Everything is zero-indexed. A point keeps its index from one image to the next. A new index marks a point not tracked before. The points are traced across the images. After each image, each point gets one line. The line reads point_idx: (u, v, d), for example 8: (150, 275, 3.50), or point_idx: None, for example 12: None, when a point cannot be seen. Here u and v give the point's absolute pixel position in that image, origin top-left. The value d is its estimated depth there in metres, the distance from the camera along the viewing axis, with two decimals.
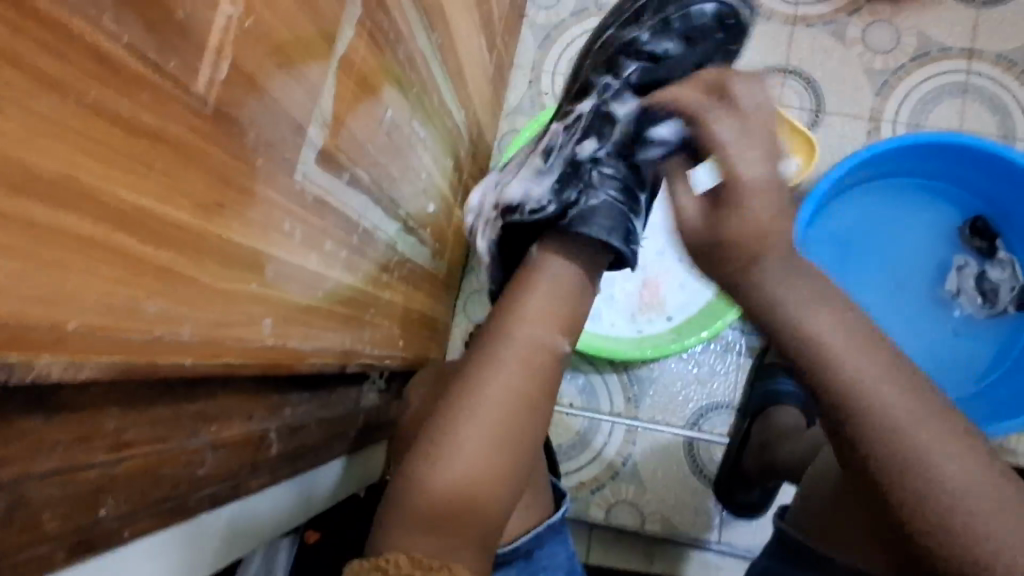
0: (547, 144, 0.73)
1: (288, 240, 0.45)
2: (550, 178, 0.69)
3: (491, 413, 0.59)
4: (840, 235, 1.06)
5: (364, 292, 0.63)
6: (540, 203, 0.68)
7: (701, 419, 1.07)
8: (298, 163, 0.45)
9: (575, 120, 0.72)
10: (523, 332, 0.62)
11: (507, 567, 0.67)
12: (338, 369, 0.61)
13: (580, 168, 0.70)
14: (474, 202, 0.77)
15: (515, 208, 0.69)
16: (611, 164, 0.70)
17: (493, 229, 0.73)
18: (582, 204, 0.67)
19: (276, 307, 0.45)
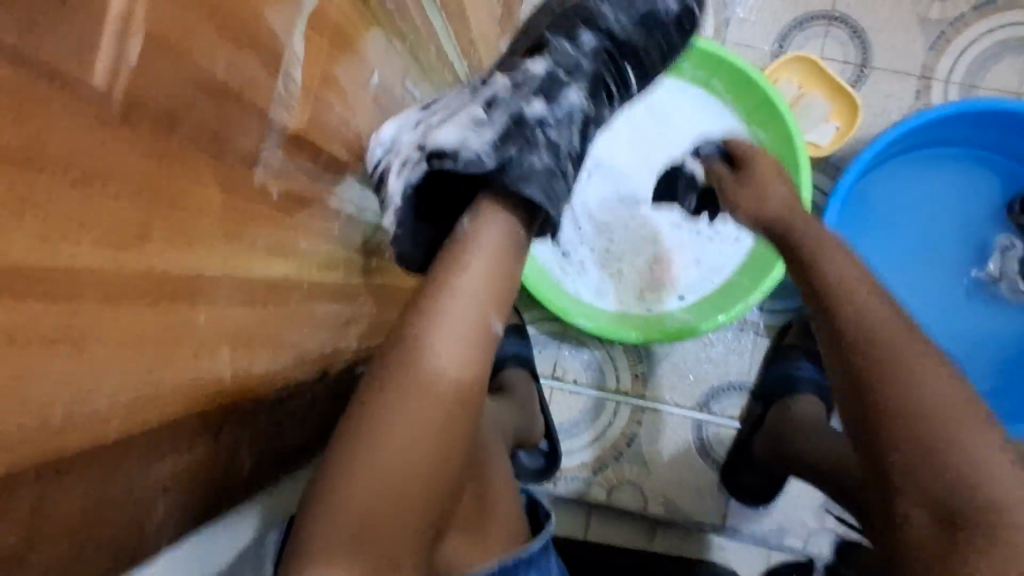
0: (486, 90, 0.53)
1: (246, 251, 0.37)
2: (495, 128, 0.50)
3: (408, 405, 0.46)
4: (873, 210, 0.97)
5: (351, 284, 0.55)
6: (475, 155, 0.48)
7: (711, 401, 1.01)
8: (257, 156, 0.36)
9: (524, 70, 0.54)
10: (461, 308, 0.48)
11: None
12: (322, 374, 0.54)
13: (529, 123, 0.51)
14: (383, 133, 0.53)
15: (442, 153, 0.49)
16: (564, 132, 0.53)
17: (410, 176, 0.51)
18: (529, 161, 0.49)
19: (235, 330, 0.38)
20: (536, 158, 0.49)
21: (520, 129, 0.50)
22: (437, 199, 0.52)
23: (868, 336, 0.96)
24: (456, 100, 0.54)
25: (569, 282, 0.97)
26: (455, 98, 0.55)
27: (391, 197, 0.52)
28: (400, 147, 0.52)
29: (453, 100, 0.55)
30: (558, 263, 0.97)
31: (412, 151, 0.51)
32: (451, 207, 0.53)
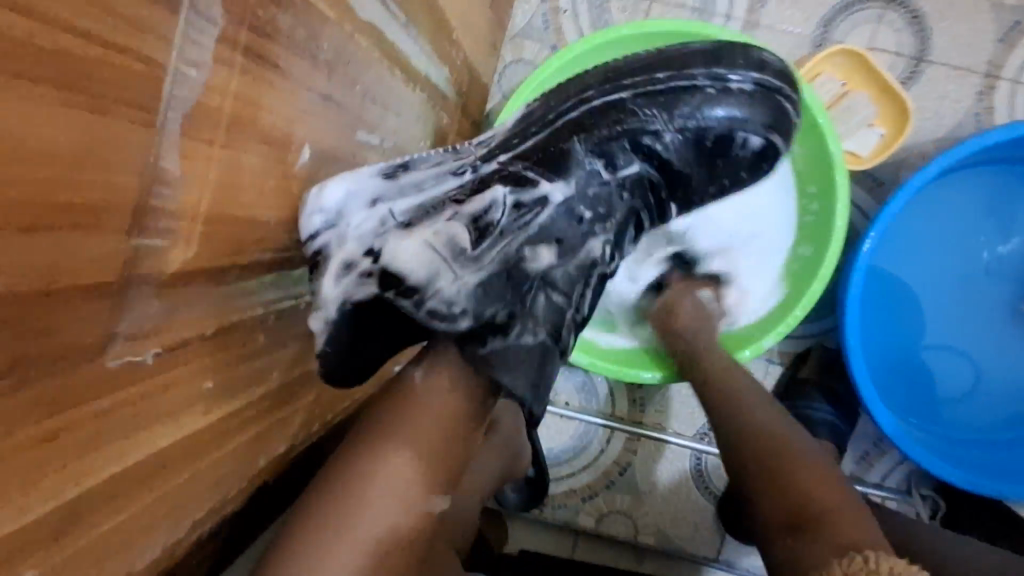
0: (479, 203, 0.45)
1: (110, 449, 0.27)
2: (482, 274, 0.44)
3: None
4: (897, 243, 0.84)
5: (290, 382, 0.46)
6: (449, 306, 0.43)
7: (713, 430, 0.94)
8: (110, 332, 0.25)
9: (534, 198, 0.47)
10: (385, 482, 0.40)
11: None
12: (258, 488, 0.46)
13: (523, 283, 0.46)
14: (325, 197, 0.40)
15: (402, 280, 0.43)
16: (566, 294, 0.48)
17: (353, 287, 0.43)
18: (513, 336, 0.44)
19: (106, 540, 0.29)
20: (523, 337, 0.45)
21: (513, 301, 0.45)
22: (378, 320, 0.45)
23: (889, 359, 0.86)
24: (435, 196, 0.45)
25: None
26: (435, 186, 0.45)
27: (319, 302, 0.42)
28: (346, 229, 0.42)
29: (431, 185, 0.45)
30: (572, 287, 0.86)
31: (364, 258, 0.43)
32: (388, 324, 0.46)
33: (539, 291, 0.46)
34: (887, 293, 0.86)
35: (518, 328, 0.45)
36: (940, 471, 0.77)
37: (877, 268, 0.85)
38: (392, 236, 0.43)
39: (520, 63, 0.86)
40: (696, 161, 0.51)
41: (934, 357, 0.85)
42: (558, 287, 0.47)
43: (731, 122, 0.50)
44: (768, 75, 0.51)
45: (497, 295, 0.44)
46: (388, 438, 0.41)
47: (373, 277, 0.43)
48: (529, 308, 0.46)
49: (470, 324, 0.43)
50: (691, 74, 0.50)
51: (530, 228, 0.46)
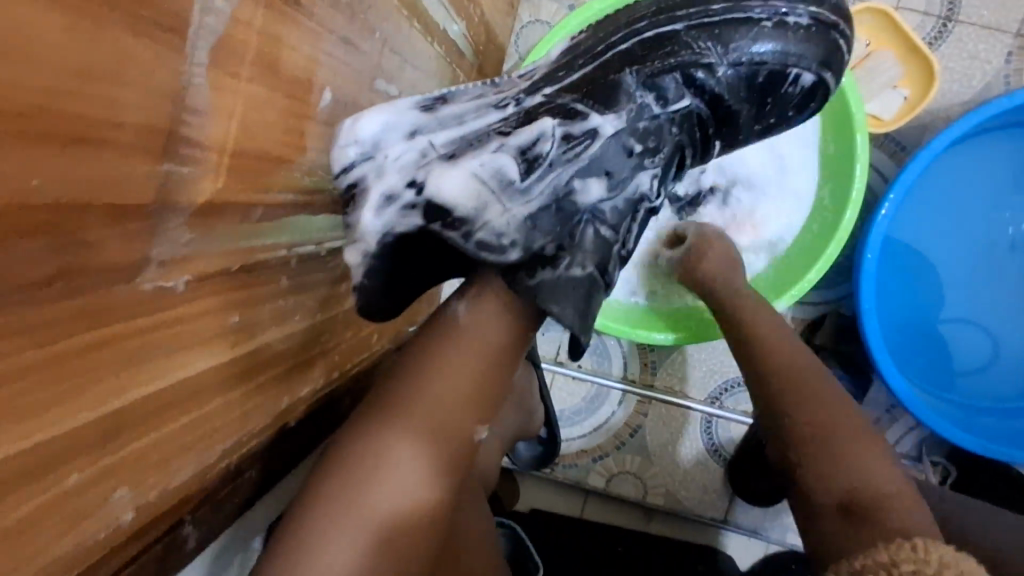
0: (526, 135, 0.44)
1: (146, 370, 0.29)
2: (530, 207, 0.43)
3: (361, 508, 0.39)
4: (920, 208, 0.83)
5: (312, 327, 0.47)
6: (498, 238, 0.42)
7: (724, 395, 0.94)
8: (146, 255, 0.26)
9: (584, 131, 0.44)
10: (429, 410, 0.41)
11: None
12: (280, 428, 0.47)
13: (573, 217, 0.44)
14: (359, 129, 0.41)
15: (448, 213, 0.42)
16: (617, 226, 0.46)
17: (398, 217, 0.43)
18: (563, 268, 0.43)
19: (144, 458, 0.30)
20: (573, 269, 0.43)
21: (558, 232, 0.44)
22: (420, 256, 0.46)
23: (907, 329, 0.85)
24: (477, 128, 0.45)
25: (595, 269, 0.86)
26: (476, 118, 0.45)
27: (363, 232, 0.43)
28: (383, 160, 0.43)
29: (472, 118, 0.45)
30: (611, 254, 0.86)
31: (407, 190, 0.43)
32: (433, 255, 0.47)
33: (588, 224, 0.45)
34: (908, 259, 0.84)
35: (565, 258, 0.43)
36: (951, 435, 0.77)
37: (898, 232, 0.84)
38: (435, 167, 0.43)
39: (538, 23, 0.85)
40: (750, 98, 0.48)
41: (949, 330, 0.85)
42: (607, 220, 0.45)
43: (787, 55, 0.46)
44: (826, 10, 0.47)
45: (543, 226, 0.43)
46: (433, 368, 0.42)
47: (416, 209, 0.43)
48: (577, 240, 0.44)
49: (514, 255, 0.43)
50: (749, 6, 0.46)
51: (579, 159, 0.44)
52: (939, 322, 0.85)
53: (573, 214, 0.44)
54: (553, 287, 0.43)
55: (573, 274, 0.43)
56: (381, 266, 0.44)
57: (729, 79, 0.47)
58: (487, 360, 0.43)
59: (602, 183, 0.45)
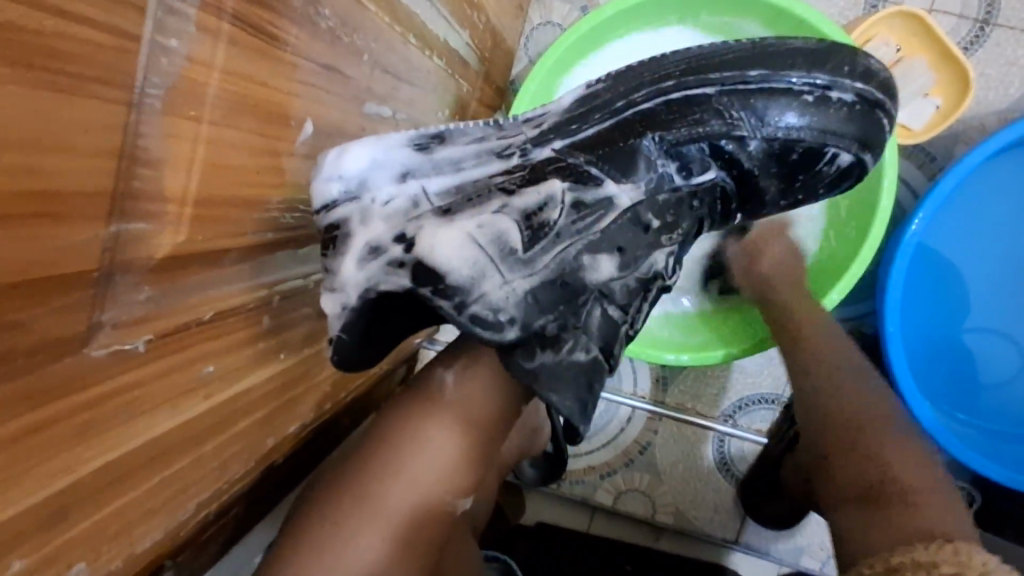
0: (533, 198, 0.41)
1: (104, 438, 0.27)
2: (532, 280, 0.41)
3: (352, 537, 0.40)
4: (948, 219, 0.78)
5: (302, 361, 0.45)
6: (493, 313, 0.41)
7: (737, 413, 0.91)
8: (97, 322, 0.24)
9: (596, 199, 0.42)
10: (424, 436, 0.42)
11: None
12: (267, 465, 0.45)
13: (578, 294, 0.43)
14: (344, 163, 0.38)
15: (441, 278, 0.40)
16: (621, 300, 0.45)
17: (383, 277, 0.41)
18: (563, 354, 0.42)
19: (104, 530, 0.28)
20: (574, 353, 0.43)
21: (559, 308, 0.42)
22: (404, 305, 0.44)
23: (929, 344, 0.81)
24: (473, 183, 0.41)
25: None
26: (475, 166, 0.42)
27: (343, 283, 0.40)
28: (367, 206, 0.40)
29: (471, 165, 0.42)
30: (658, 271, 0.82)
31: (395, 245, 0.40)
32: (415, 310, 0.45)
33: (591, 301, 0.43)
34: (934, 271, 0.80)
35: (564, 338, 0.42)
36: (978, 465, 0.73)
37: (925, 244, 0.79)
38: (428, 223, 0.40)
39: (550, 25, 0.81)
40: (778, 174, 0.44)
41: (976, 341, 0.81)
42: (612, 299, 0.44)
43: (825, 135, 0.42)
44: (873, 88, 0.42)
45: (543, 303, 0.42)
46: (430, 405, 0.43)
47: (404, 268, 0.40)
48: (578, 318, 0.43)
49: (511, 331, 0.41)
50: (790, 76, 0.41)
51: (586, 231, 0.42)
52: (963, 337, 0.81)
53: (575, 291, 0.43)
54: (552, 370, 0.42)
55: (570, 357, 0.42)
56: (357, 321, 0.41)
57: (756, 156, 0.43)
58: (488, 389, 0.44)
59: (609, 258, 0.43)
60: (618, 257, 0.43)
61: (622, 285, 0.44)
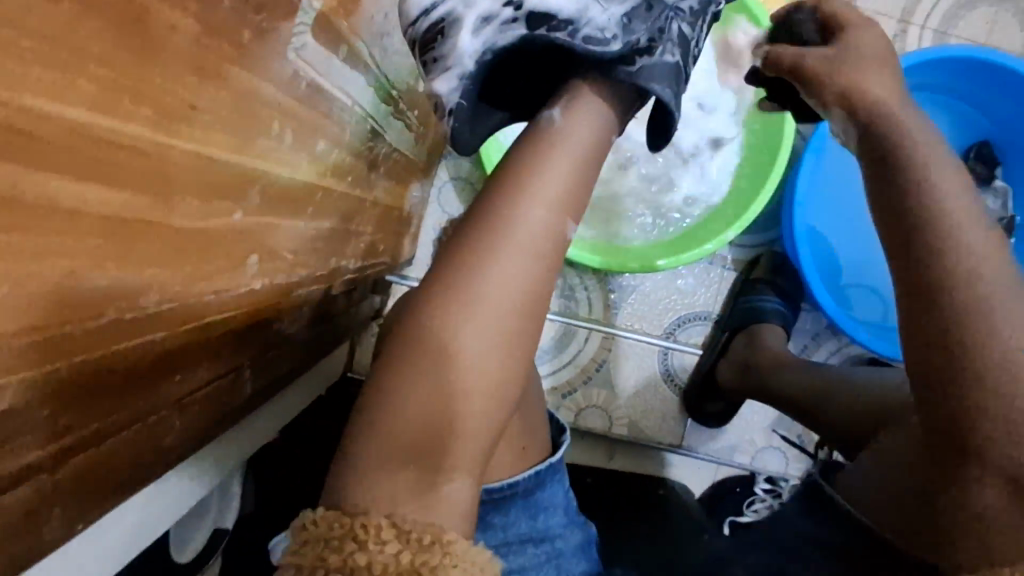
0: None
1: (276, 147, 0.33)
2: (626, 6, 0.46)
3: (449, 312, 0.43)
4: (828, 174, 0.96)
5: (353, 197, 0.51)
6: (601, 31, 0.45)
7: (678, 329, 1.05)
8: (291, 37, 0.31)
9: None
10: (524, 219, 0.44)
11: (506, 509, 0.51)
12: (321, 292, 0.50)
13: (663, 12, 0.48)
14: None
15: (552, 17, 0.45)
16: (694, 23, 0.50)
17: (498, 33, 0.46)
18: (657, 55, 0.47)
19: (262, 239, 0.34)
20: (666, 56, 0.48)
21: (651, 22, 0.47)
22: (500, 71, 0.50)
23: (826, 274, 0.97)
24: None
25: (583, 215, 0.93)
26: None
27: (460, 55, 0.47)
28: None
29: None
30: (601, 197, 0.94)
31: (504, 7, 0.46)
32: (515, 76, 0.51)
33: (674, 19, 0.48)
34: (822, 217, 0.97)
35: (659, 48, 0.47)
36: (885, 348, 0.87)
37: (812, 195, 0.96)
38: None
39: None
40: None
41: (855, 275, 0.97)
42: (685, 17, 0.49)
43: None
44: None
45: (637, 22, 0.46)
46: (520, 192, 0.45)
47: (517, 22, 0.46)
48: (665, 28, 0.48)
49: (614, 45, 0.46)
50: None
51: None
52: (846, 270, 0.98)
53: (658, 8, 0.47)
54: (652, 71, 0.47)
55: (664, 57, 0.47)
56: (472, 88, 0.48)
57: None
58: (574, 173, 0.46)
59: None
60: None
61: (694, 2, 0.50)
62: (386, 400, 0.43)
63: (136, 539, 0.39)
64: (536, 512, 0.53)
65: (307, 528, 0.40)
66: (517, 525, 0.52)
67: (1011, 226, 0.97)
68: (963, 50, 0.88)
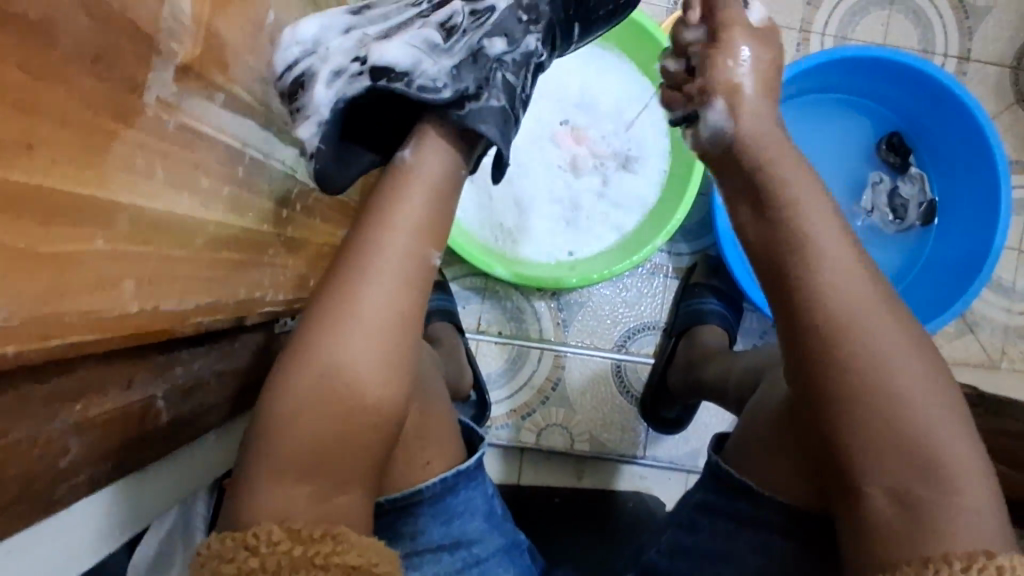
0: (441, 15, 0.55)
1: (144, 181, 0.36)
2: (454, 59, 0.53)
3: (318, 332, 0.48)
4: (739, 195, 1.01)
5: (261, 232, 0.54)
6: (433, 81, 0.51)
7: (628, 341, 1.08)
8: (149, 82, 0.35)
9: (484, 9, 0.56)
10: (386, 243, 0.49)
11: (412, 516, 0.58)
12: (236, 323, 0.53)
13: (488, 64, 0.54)
14: (300, 31, 0.54)
15: (391, 70, 0.52)
16: (520, 73, 0.56)
17: (345, 79, 0.52)
18: (483, 100, 0.52)
19: (138, 266, 0.37)
20: (492, 102, 0.53)
21: (476, 74, 0.53)
22: (355, 116, 0.54)
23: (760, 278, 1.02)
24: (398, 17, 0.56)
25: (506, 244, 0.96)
26: (398, 13, 0.57)
27: (318, 104, 0.53)
28: (325, 50, 0.54)
29: (394, 14, 0.57)
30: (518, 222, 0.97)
31: (352, 63, 0.53)
32: (370, 120, 0.55)
33: (502, 69, 0.54)
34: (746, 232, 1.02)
35: (484, 96, 0.52)
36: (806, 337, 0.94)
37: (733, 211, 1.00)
38: (374, 45, 0.53)
39: None
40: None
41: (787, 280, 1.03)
42: (510, 69, 0.55)
43: None
44: None
45: (463, 74, 0.52)
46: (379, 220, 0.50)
47: (362, 74, 0.52)
48: (490, 79, 0.53)
49: (445, 92, 0.51)
50: None
51: (479, 26, 0.55)
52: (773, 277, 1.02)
53: (484, 60, 0.54)
54: (480, 115, 0.52)
55: (490, 104, 0.52)
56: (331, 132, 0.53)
57: None
58: (429, 195, 0.51)
59: (503, 37, 0.55)
60: (509, 36, 0.56)
61: (520, 54, 0.56)
62: (276, 415, 0.47)
63: (70, 562, 0.42)
64: (447, 519, 0.59)
65: (203, 553, 0.44)
66: (428, 531, 0.58)
67: (932, 209, 1.04)
68: (869, 50, 0.93)
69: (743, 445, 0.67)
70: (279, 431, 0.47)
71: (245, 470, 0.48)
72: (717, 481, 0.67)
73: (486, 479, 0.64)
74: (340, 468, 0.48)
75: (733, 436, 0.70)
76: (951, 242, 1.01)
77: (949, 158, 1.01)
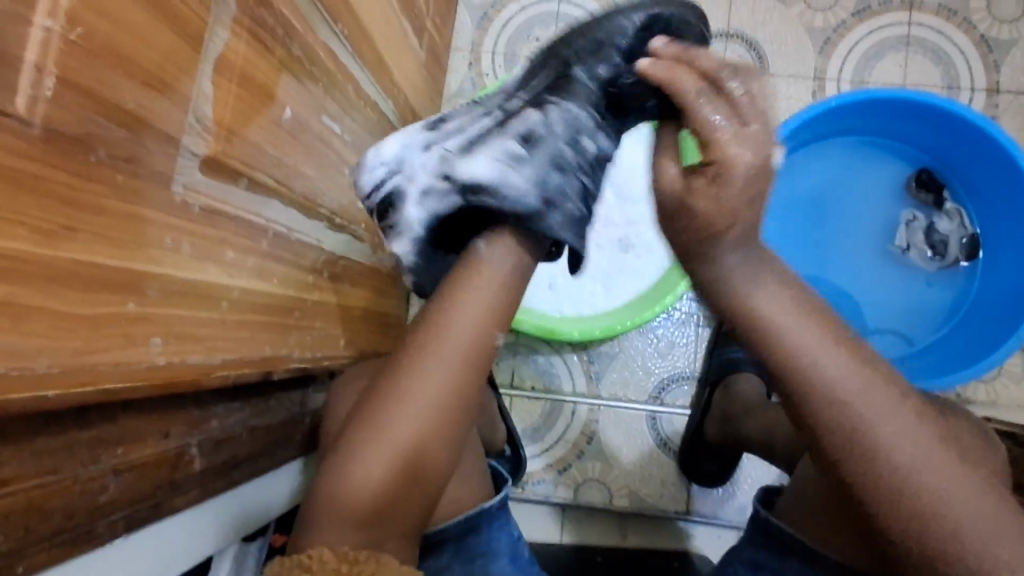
0: (518, 126, 0.62)
1: (171, 255, 0.44)
2: (539, 169, 0.60)
3: (398, 400, 0.57)
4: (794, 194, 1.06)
5: (286, 296, 0.62)
6: (522, 195, 0.59)
7: (663, 392, 1.07)
8: (175, 174, 0.43)
9: (561, 115, 0.62)
10: (454, 328, 0.58)
11: (438, 552, 0.63)
12: (263, 378, 0.59)
13: (573, 171, 0.62)
14: (382, 153, 0.64)
15: (477, 187, 0.60)
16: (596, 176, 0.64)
17: (433, 199, 0.62)
18: (563, 211, 0.61)
19: (165, 326, 0.44)
20: (569, 208, 0.61)
21: (555, 183, 0.60)
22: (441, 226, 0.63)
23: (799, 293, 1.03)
24: (475, 125, 0.63)
25: (544, 305, 1.01)
26: (472, 120, 0.64)
27: (409, 223, 0.63)
28: (408, 169, 0.63)
29: (469, 122, 0.64)
30: (538, 289, 1.02)
31: (440, 182, 0.61)
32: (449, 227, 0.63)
33: (582, 180, 0.62)
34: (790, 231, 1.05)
35: (563, 210, 0.61)
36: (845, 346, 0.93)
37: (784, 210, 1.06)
38: (457, 160, 0.61)
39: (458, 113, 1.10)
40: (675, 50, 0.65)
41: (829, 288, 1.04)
42: (589, 177, 0.63)
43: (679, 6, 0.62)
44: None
45: (544, 184, 0.60)
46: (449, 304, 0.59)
47: (449, 193, 0.61)
48: (573, 190, 0.61)
49: (530, 205, 0.59)
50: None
51: (561, 135, 0.61)
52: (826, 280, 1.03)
53: (566, 170, 0.61)
54: (563, 224, 0.61)
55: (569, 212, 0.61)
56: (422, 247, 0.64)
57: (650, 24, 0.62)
58: (495, 287, 0.60)
59: (580, 141, 0.62)
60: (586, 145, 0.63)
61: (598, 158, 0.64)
62: (346, 469, 0.56)
63: None
64: (472, 557, 0.64)
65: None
66: (450, 570, 0.63)
67: (975, 243, 1.01)
68: (884, 92, 0.92)
69: (798, 504, 0.65)
70: (343, 483, 0.55)
71: (314, 520, 0.56)
72: (772, 539, 0.65)
73: (510, 522, 0.69)
74: (391, 517, 0.56)
75: (789, 496, 0.68)
76: (1000, 279, 0.97)
77: (985, 192, 0.98)
